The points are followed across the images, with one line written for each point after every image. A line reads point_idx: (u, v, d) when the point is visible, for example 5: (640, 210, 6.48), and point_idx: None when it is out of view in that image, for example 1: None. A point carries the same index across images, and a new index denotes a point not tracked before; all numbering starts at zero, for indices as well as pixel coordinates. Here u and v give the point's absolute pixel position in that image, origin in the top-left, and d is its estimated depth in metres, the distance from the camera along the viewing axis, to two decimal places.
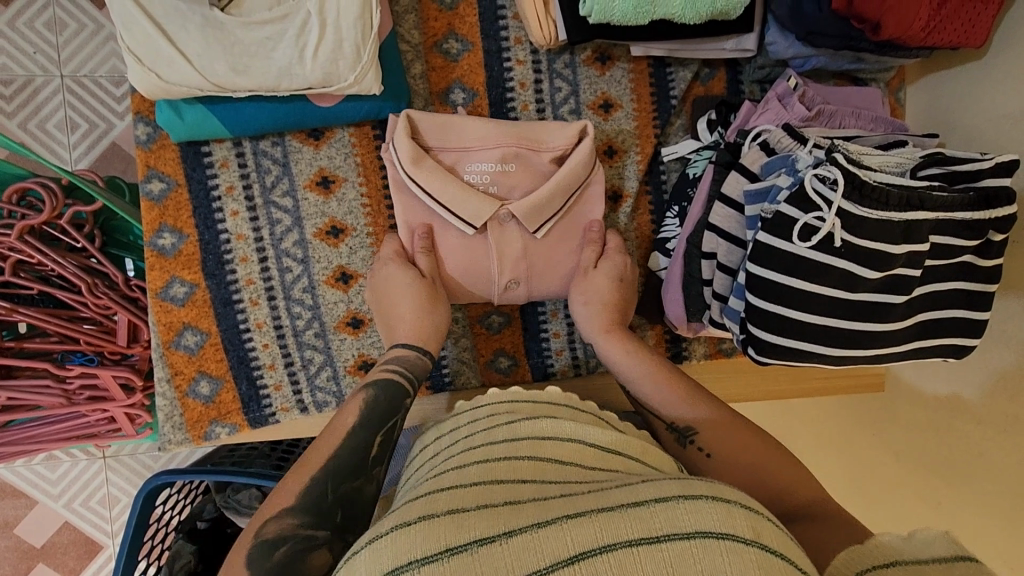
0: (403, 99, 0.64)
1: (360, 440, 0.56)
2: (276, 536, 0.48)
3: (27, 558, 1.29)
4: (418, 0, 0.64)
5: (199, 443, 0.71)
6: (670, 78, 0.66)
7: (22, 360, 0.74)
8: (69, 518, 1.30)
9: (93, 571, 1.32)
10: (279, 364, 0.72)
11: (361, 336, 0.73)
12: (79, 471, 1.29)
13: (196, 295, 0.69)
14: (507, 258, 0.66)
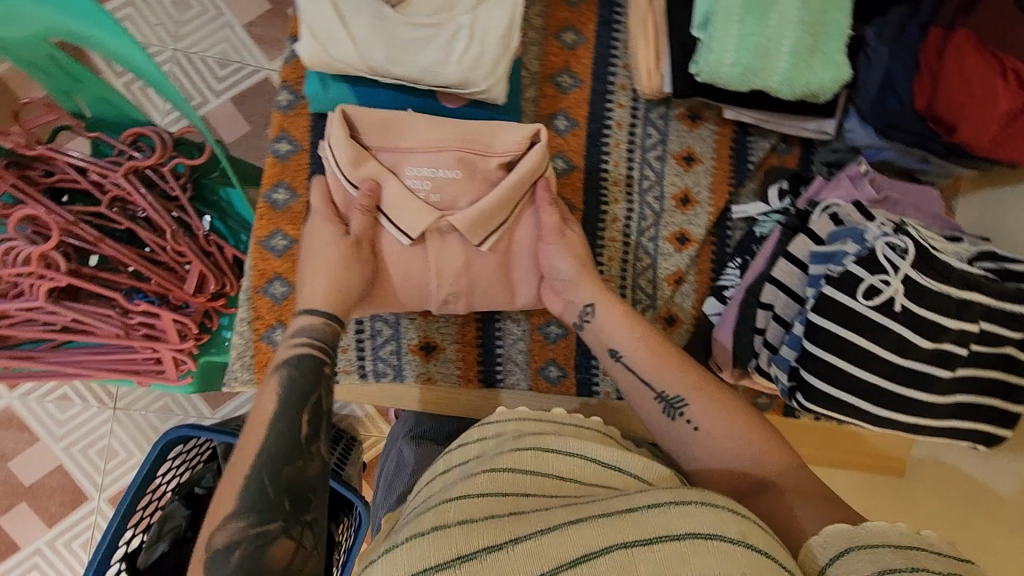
0: (513, 118, 0.71)
1: (289, 420, 0.63)
2: (227, 543, 0.57)
3: (12, 494, 1.29)
4: (544, 37, 0.73)
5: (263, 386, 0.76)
6: (750, 145, 0.74)
7: (95, 287, 0.77)
8: (64, 462, 1.30)
9: (71, 522, 1.30)
10: (350, 329, 0.78)
11: (429, 318, 0.79)
12: (88, 417, 1.31)
13: (293, 250, 0.76)
14: (447, 270, 0.70)
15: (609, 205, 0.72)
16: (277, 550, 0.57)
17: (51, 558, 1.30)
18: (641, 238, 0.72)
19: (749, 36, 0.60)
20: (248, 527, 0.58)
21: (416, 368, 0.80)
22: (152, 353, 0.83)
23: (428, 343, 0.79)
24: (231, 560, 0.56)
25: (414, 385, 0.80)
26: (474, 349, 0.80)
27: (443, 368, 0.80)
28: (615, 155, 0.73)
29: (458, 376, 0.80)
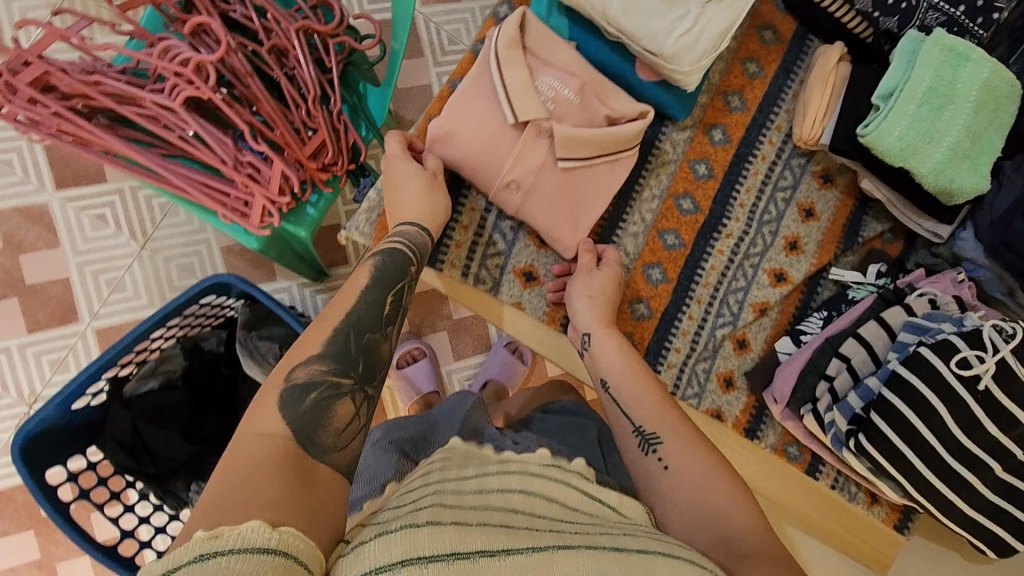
0: (681, 116, 0.83)
1: (374, 297, 0.70)
2: (305, 382, 0.60)
3: (10, 285, 1.26)
4: (731, 62, 0.85)
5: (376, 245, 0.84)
6: (862, 224, 0.86)
7: (230, 111, 0.81)
8: (72, 277, 1.28)
9: (51, 336, 1.27)
10: (470, 231, 0.84)
11: (541, 250, 0.85)
12: (112, 245, 1.30)
13: None
14: (522, 163, 0.78)
15: (730, 223, 0.84)
16: (339, 408, 0.60)
17: (15, 363, 1.26)
18: (744, 260, 0.84)
19: (918, 121, 0.73)
20: (325, 372, 0.62)
21: (513, 287, 0.85)
22: (243, 193, 0.85)
23: (528, 273, 0.85)
24: (305, 401, 0.59)
25: (501, 303, 0.86)
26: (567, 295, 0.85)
27: (533, 300, 0.86)
28: (749, 185, 0.84)
29: (545, 312, 0.86)
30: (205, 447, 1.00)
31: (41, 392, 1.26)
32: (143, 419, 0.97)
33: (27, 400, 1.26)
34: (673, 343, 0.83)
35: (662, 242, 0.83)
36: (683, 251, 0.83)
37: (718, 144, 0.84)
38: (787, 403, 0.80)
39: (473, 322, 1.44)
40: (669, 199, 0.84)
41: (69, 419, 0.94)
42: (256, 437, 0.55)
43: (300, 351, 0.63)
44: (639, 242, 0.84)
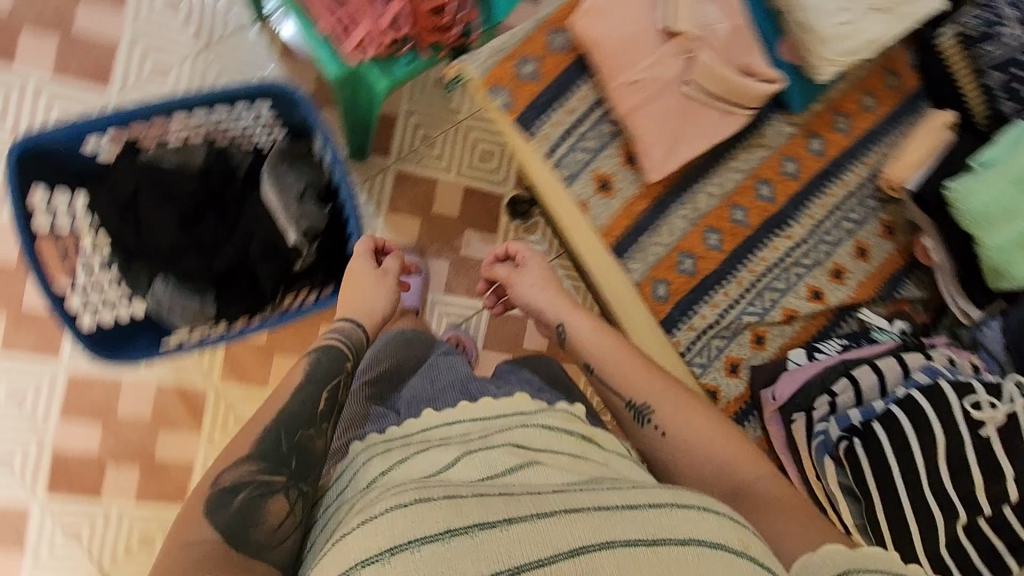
0: (797, 108, 0.98)
1: (310, 393, 0.81)
2: (232, 488, 0.68)
3: (59, 24, 1.21)
4: (846, 97, 1.03)
5: (487, 88, 0.89)
6: (899, 288, 1.03)
7: None
8: (121, 45, 1.23)
9: (74, 90, 1.21)
10: (574, 115, 0.91)
11: (626, 168, 0.93)
12: (174, 33, 1.25)
13: (569, 49, 0.92)
14: (658, 66, 0.89)
15: (794, 225, 0.98)
16: (273, 504, 0.68)
17: (23, 100, 1.20)
18: (793, 265, 0.97)
19: (1005, 195, 0.90)
20: (257, 472, 0.70)
21: (585, 187, 0.91)
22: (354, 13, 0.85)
23: (603, 179, 0.92)
24: (233, 503, 0.67)
25: (572, 197, 0.91)
26: (631, 215, 0.92)
27: (599, 207, 0.92)
28: (824, 201, 0.99)
29: (603, 223, 0.92)
30: (190, 247, 0.96)
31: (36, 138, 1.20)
32: (147, 185, 0.93)
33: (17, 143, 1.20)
34: (707, 303, 0.95)
35: (733, 214, 0.96)
36: (745, 229, 0.96)
37: (816, 151, 0.99)
38: (783, 403, 0.95)
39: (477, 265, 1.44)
40: (755, 180, 0.97)
41: (73, 152, 0.92)
42: (192, 544, 0.63)
43: (231, 457, 0.72)
44: (713, 203, 0.96)
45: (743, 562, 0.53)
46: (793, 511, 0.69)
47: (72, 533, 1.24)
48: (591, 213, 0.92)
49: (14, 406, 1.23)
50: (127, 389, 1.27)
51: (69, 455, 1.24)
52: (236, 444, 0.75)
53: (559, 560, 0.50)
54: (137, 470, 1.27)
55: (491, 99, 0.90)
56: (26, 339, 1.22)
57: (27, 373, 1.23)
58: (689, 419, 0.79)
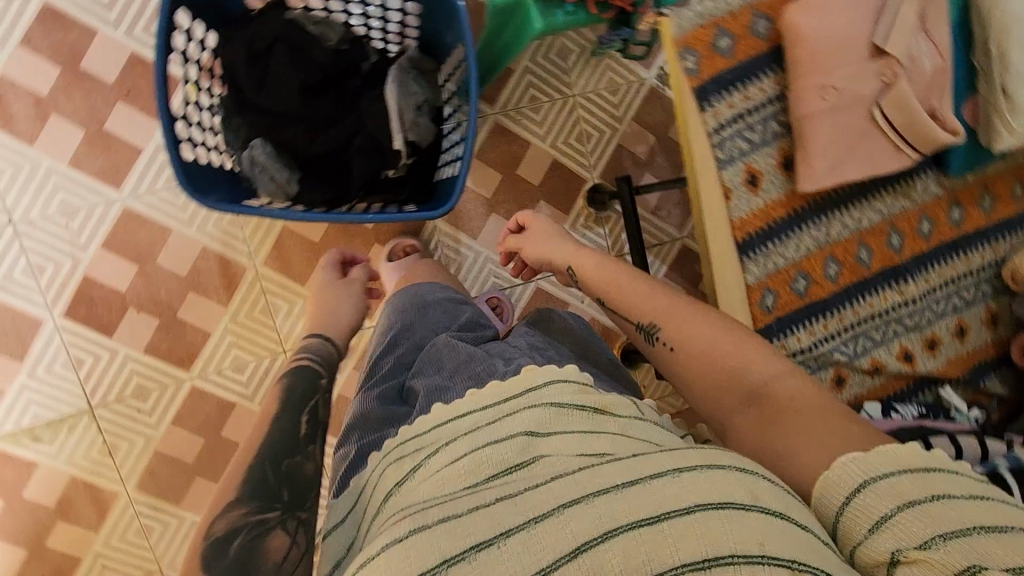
0: (954, 172, 1.02)
1: (287, 424, 0.94)
2: (229, 532, 0.80)
3: None
4: (1002, 179, 1.05)
5: (679, 49, 0.93)
6: (984, 377, 1.06)
7: None
8: None
9: None
10: (749, 103, 0.96)
11: (780, 174, 0.98)
12: None
13: (766, 37, 0.95)
14: (858, 78, 0.89)
15: (909, 283, 1.02)
16: (272, 540, 0.80)
17: None
18: (894, 320, 1.02)
19: None
20: (251, 515, 0.81)
21: (735, 175, 0.96)
22: None
23: (754, 175, 0.97)
24: (233, 547, 0.79)
25: (720, 181, 0.96)
26: (766, 218, 0.98)
27: (740, 203, 0.97)
28: (942, 269, 1.03)
29: (740, 216, 0.97)
30: (304, 117, 0.97)
31: None
32: (283, 45, 0.93)
33: None
34: (818, 321, 1.00)
35: (857, 253, 1.01)
36: (863, 270, 1.01)
37: (955, 220, 1.03)
38: None
39: None
40: (889, 227, 1.02)
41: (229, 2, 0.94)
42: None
43: (221, 504, 0.83)
44: (845, 235, 1.01)
45: (774, 519, 0.54)
46: (824, 429, 0.68)
47: (74, 359, 1.24)
48: (731, 204, 0.97)
49: (63, 219, 1.20)
50: (174, 241, 1.25)
51: (96, 285, 1.23)
52: (226, 485, 0.86)
53: (565, 562, 0.52)
54: (155, 322, 1.26)
55: (678, 59, 0.95)
56: (95, 161, 1.19)
57: (90, 193, 1.20)
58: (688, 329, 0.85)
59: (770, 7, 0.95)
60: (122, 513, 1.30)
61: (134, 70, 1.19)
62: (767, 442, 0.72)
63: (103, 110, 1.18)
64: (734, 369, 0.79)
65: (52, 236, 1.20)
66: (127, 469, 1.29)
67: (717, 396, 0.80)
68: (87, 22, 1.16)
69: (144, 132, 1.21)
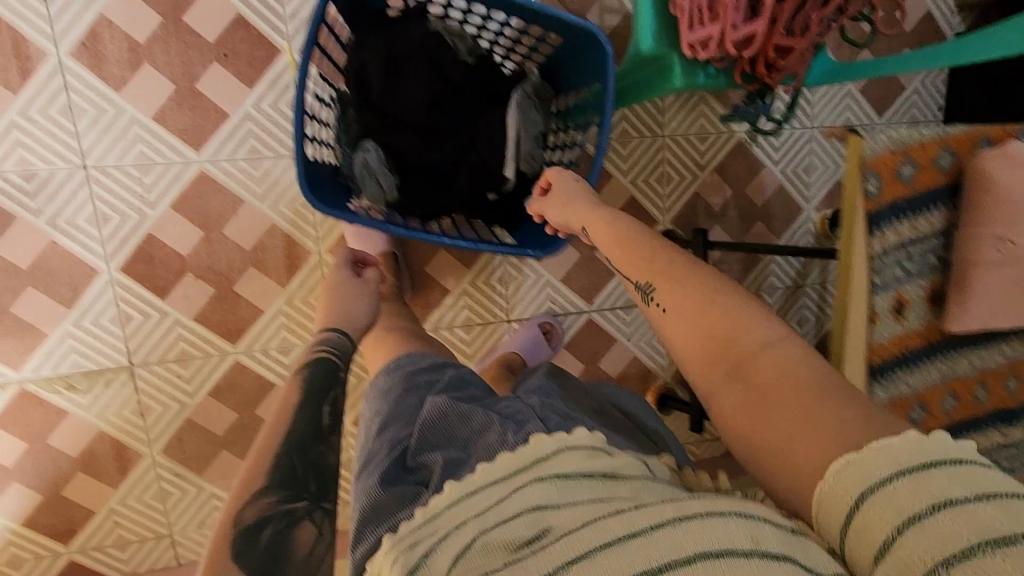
0: None
1: (311, 410, 0.84)
2: (255, 520, 0.71)
3: None
4: None
5: (870, 169, 0.91)
6: None
7: None
8: None
9: None
10: (913, 233, 0.98)
11: (922, 307, 1.03)
12: None
13: (937, 174, 0.98)
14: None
15: (1009, 426, 1.11)
16: (302, 533, 0.73)
17: None
18: (990, 458, 1.10)
19: None
20: (278, 502, 0.73)
21: (885, 302, 0.98)
22: (719, 3, 0.79)
23: (901, 303, 1.00)
24: (262, 538, 0.70)
25: (872, 306, 0.97)
26: (903, 346, 1.02)
27: (884, 329, 0.99)
28: None
29: (881, 341, 0.99)
30: (423, 128, 0.95)
31: None
32: (422, 56, 0.91)
33: None
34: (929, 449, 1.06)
35: (972, 393, 1.08)
36: (974, 409, 1.08)
37: None
38: None
39: (600, 270, 1.44)
40: (1003, 372, 1.10)
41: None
42: None
43: (246, 490, 0.73)
44: (966, 372, 1.08)
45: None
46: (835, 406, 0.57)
47: (123, 315, 1.21)
48: (874, 327, 0.99)
49: (137, 172, 1.15)
50: (244, 213, 1.22)
51: (159, 245, 1.19)
52: (248, 476, 0.75)
53: None
54: (211, 291, 1.24)
55: (861, 181, 0.93)
56: (181, 119, 1.15)
57: (169, 150, 1.16)
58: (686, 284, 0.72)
59: (950, 144, 0.98)
60: (143, 473, 1.28)
61: (236, 32, 1.14)
62: (759, 431, 0.61)
63: (197, 67, 1.14)
64: (724, 331, 0.67)
65: (123, 187, 1.15)
66: (157, 431, 1.28)
67: (704, 365, 0.68)
68: None
69: (235, 97, 1.16)
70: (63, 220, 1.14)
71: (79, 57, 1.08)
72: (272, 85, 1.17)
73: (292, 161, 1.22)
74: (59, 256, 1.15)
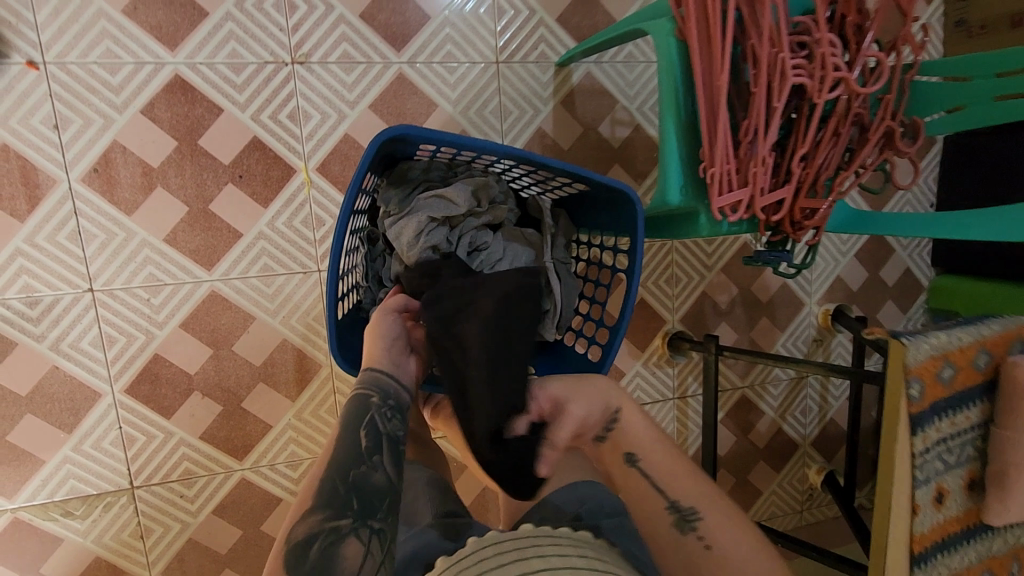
0: None
1: (349, 438, 0.71)
2: (306, 538, 0.61)
3: None
4: None
5: (911, 371, 0.79)
6: None
7: (812, 130, 0.81)
8: (433, 22, 1.18)
9: (367, 40, 1.15)
10: (948, 429, 0.85)
11: (944, 503, 0.87)
12: (482, 36, 1.21)
13: (973, 369, 0.87)
14: None
15: None
16: (348, 549, 0.62)
17: (322, 21, 1.12)
18: None
19: None
20: (324, 521, 0.63)
21: (926, 494, 0.85)
22: (749, 170, 0.83)
23: (942, 494, 0.86)
24: (309, 555, 0.60)
25: (913, 499, 0.84)
26: (938, 533, 0.87)
27: (921, 519, 0.85)
28: None
29: (923, 530, 0.85)
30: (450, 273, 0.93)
31: (311, 62, 1.13)
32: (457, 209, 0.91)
33: (291, 56, 1.12)
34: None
35: (1006, 567, 0.94)
36: None
37: None
38: None
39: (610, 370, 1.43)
40: None
41: (389, 156, 0.89)
42: None
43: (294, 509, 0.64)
44: (1001, 549, 0.94)
45: None
46: None
47: (126, 437, 1.16)
48: (914, 518, 0.85)
49: (145, 293, 1.12)
50: (254, 329, 1.19)
51: (166, 365, 1.16)
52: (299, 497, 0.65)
53: None
54: (218, 409, 1.20)
55: (902, 386, 0.81)
56: (192, 240, 1.13)
57: (179, 270, 1.13)
58: (740, 547, 0.70)
59: (991, 344, 0.88)
60: None
61: (252, 153, 1.13)
62: None
63: (211, 189, 1.12)
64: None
65: (130, 308, 1.12)
66: (156, 554, 1.22)
67: None
68: (215, 99, 1.09)
69: (249, 217, 1.15)
70: (67, 344, 1.10)
71: (89, 183, 1.07)
72: (288, 203, 1.16)
73: (305, 276, 1.20)
74: (60, 380, 1.11)
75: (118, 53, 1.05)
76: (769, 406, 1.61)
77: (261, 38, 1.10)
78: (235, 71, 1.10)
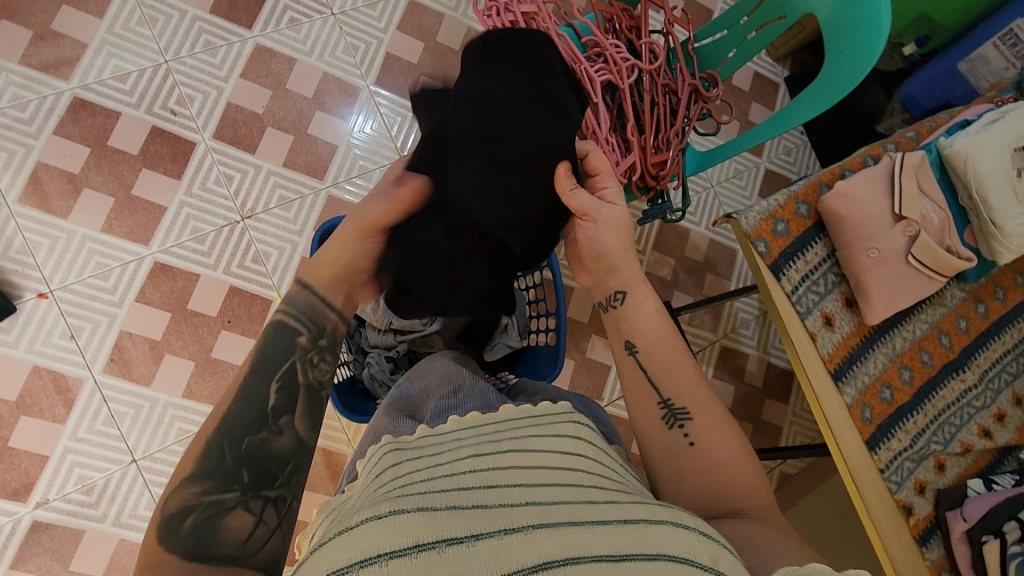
0: (972, 279, 1.12)
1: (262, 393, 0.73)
2: (181, 510, 0.63)
3: (299, 125, 1.43)
4: (1006, 272, 1.15)
5: (751, 236, 1.03)
6: (1013, 459, 1.09)
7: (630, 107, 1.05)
8: (340, 148, 1.45)
9: (293, 179, 1.41)
10: (804, 269, 1.06)
11: (834, 326, 1.06)
12: (380, 143, 1.48)
13: (802, 218, 1.08)
14: (890, 240, 1.03)
15: (968, 370, 1.10)
16: (231, 520, 0.63)
17: (255, 180, 1.39)
18: (966, 405, 1.09)
19: None
20: (202, 492, 0.64)
21: (815, 322, 1.05)
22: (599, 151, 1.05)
23: (828, 318, 1.06)
24: (184, 525, 0.62)
25: (805, 329, 1.03)
26: (845, 350, 1.05)
27: (825, 340, 1.05)
28: (987, 357, 1.12)
29: (829, 351, 1.04)
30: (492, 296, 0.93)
31: (256, 214, 1.38)
32: None
33: (239, 215, 1.37)
34: (897, 432, 1.04)
35: (920, 358, 1.09)
36: (915, 385, 1.08)
37: (981, 310, 1.13)
38: (974, 526, 0.98)
39: (598, 367, 1.57)
40: (937, 331, 1.11)
41: None
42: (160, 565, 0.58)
43: (174, 480, 0.66)
44: (906, 345, 1.09)
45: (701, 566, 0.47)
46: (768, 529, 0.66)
47: None
48: (817, 343, 1.04)
49: (179, 447, 1.28)
50: None
51: None
52: (185, 456, 0.68)
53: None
54: None
55: (752, 247, 1.04)
56: (205, 387, 1.31)
57: (201, 416, 1.30)
58: (724, 447, 0.74)
59: (806, 194, 1.09)
60: None
61: (233, 299, 1.34)
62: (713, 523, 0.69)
63: (209, 340, 1.32)
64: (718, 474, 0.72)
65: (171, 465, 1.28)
66: None
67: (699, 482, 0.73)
68: (191, 269, 1.33)
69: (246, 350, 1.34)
70: (126, 517, 1.24)
71: (110, 371, 1.27)
72: None
73: None
74: (129, 550, 1.23)
75: (106, 263, 1.29)
76: (750, 347, 1.74)
77: (213, 210, 1.35)
78: (200, 242, 1.34)
